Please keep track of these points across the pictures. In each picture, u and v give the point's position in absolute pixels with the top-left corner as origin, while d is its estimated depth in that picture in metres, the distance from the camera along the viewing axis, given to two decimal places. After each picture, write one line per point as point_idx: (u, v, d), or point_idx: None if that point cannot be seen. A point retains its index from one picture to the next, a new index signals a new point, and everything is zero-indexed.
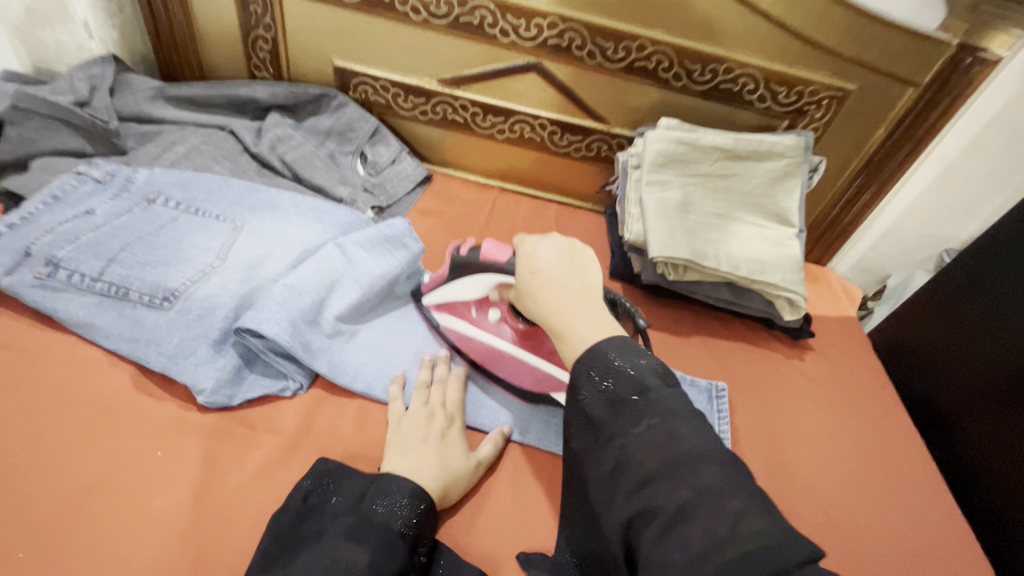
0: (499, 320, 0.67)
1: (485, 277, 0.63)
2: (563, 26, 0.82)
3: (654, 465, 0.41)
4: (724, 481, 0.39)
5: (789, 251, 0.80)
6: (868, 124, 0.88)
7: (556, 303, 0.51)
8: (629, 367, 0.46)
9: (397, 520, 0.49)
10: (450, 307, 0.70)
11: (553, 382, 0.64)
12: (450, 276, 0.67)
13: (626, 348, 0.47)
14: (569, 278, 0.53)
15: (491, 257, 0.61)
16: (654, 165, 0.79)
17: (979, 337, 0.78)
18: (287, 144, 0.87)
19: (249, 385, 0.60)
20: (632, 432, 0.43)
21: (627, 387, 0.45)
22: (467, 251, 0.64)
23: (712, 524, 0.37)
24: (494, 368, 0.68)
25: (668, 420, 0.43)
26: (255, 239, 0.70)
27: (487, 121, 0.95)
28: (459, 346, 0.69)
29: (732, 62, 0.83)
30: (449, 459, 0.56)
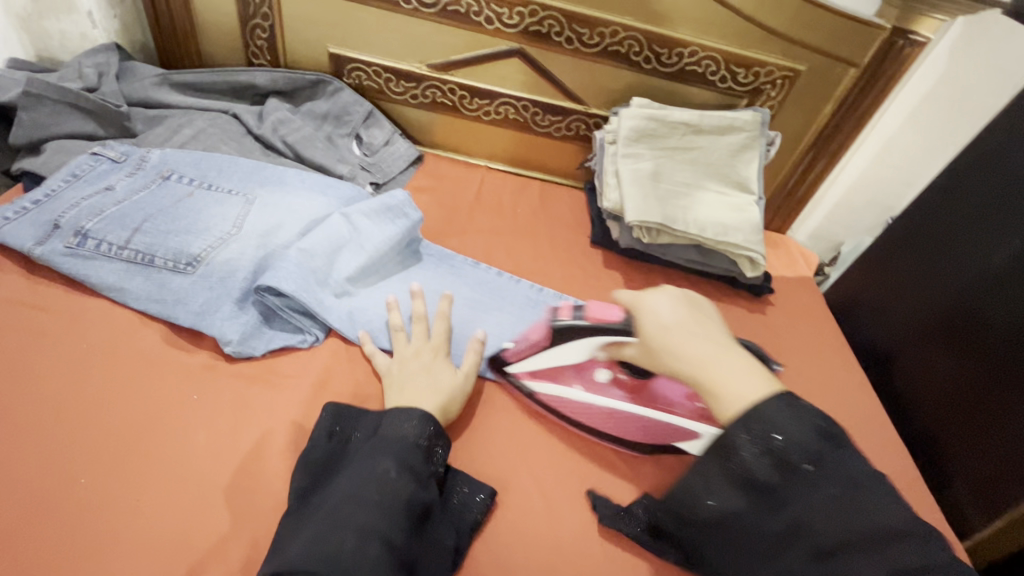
0: (608, 380, 0.70)
1: (591, 338, 0.67)
2: (542, 13, 0.90)
3: (839, 541, 0.40)
4: (930, 558, 0.39)
5: (749, 215, 0.90)
6: (818, 102, 0.97)
7: (699, 357, 0.51)
8: (782, 434, 0.43)
9: (412, 434, 0.56)
10: (549, 375, 0.71)
11: (671, 429, 0.67)
12: (554, 342, 0.71)
13: (791, 410, 0.44)
14: (700, 331, 0.53)
15: (603, 318, 0.68)
16: (627, 139, 0.88)
17: (915, 285, 0.89)
18: (287, 127, 0.93)
19: (271, 336, 0.67)
20: (809, 499, 0.42)
21: (790, 449, 0.43)
22: (572, 315, 0.70)
23: None
24: (615, 430, 0.68)
25: (846, 489, 0.42)
26: (267, 210, 0.76)
27: (473, 104, 1.02)
28: (565, 414, 0.69)
29: (695, 46, 0.91)
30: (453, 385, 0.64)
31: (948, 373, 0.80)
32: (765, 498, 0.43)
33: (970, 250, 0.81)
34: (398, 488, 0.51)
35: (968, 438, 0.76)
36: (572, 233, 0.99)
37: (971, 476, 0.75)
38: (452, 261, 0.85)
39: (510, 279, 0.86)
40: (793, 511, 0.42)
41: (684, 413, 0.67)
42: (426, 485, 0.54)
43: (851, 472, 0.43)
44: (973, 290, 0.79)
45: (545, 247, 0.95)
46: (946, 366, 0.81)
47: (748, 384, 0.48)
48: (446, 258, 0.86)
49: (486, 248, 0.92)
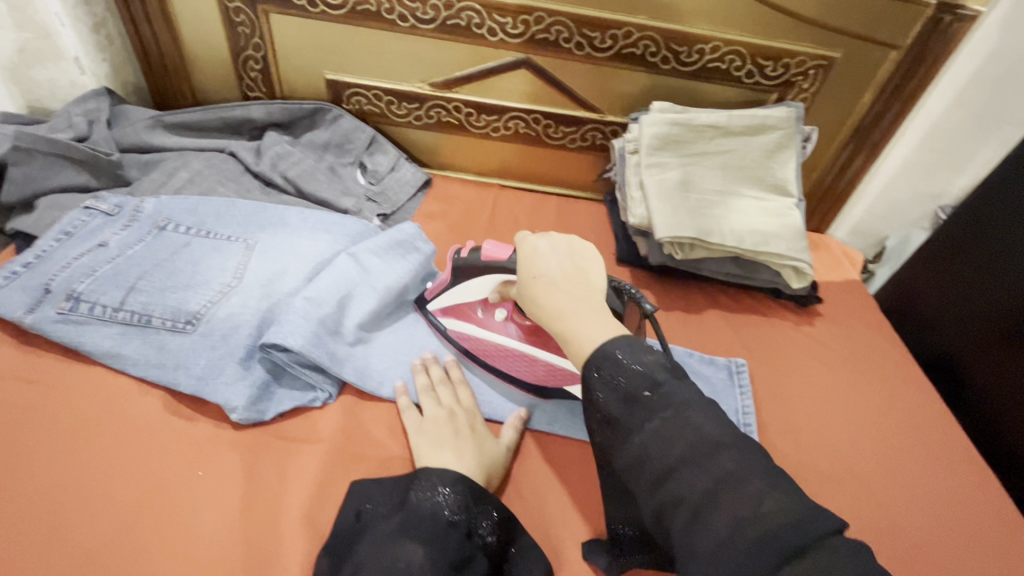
0: (506, 318, 0.68)
1: (490, 277, 0.63)
2: (549, 20, 0.83)
3: (673, 459, 0.40)
4: (742, 466, 0.38)
5: (790, 221, 0.82)
6: (856, 91, 0.89)
7: (558, 306, 0.50)
8: (618, 368, 0.45)
9: (446, 507, 0.51)
10: (456, 311, 0.70)
11: (564, 372, 0.65)
12: (451, 279, 0.68)
13: (636, 349, 0.46)
14: (572, 282, 0.52)
15: (493, 256, 0.62)
16: (650, 148, 0.81)
17: (984, 286, 0.82)
18: (288, 161, 0.88)
19: (280, 395, 0.62)
20: (648, 426, 0.42)
21: (633, 383, 0.44)
22: (467, 254, 0.65)
23: (738, 510, 0.36)
24: (513, 368, 0.68)
25: (679, 414, 0.42)
26: (268, 256, 0.70)
27: (481, 121, 0.96)
28: (462, 346, 0.70)
29: (718, 41, 0.84)
30: (478, 451, 0.58)
31: None
32: (616, 433, 0.45)
33: None
34: None
35: None
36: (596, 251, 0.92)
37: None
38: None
39: None
40: (638, 440, 0.42)
41: None
42: (461, 571, 0.48)
43: (692, 400, 0.43)
44: None
45: None
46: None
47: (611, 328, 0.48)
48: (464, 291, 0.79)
49: None
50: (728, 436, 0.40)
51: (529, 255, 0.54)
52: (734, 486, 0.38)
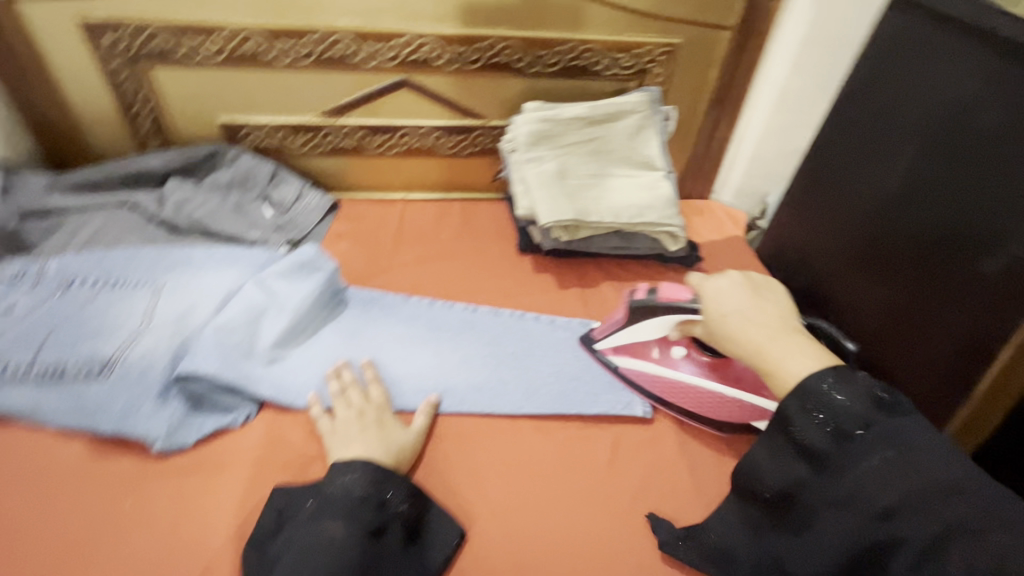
0: (683, 356, 0.75)
1: (667, 317, 0.74)
2: (418, 41, 0.90)
3: (892, 498, 0.46)
4: (970, 511, 0.43)
5: (661, 192, 0.92)
6: (704, 69, 1.00)
7: (757, 341, 0.60)
8: (829, 410, 0.51)
9: (359, 488, 0.57)
10: (631, 351, 0.78)
11: (754, 410, 0.71)
12: (628, 320, 0.78)
13: (840, 373, 0.53)
14: (762, 313, 0.64)
15: (673, 296, 0.75)
16: (526, 144, 0.89)
17: (826, 220, 0.89)
18: (191, 204, 0.92)
19: (202, 421, 0.66)
20: (865, 464, 0.49)
21: (841, 420, 0.51)
22: (645, 295, 0.77)
23: (970, 556, 0.41)
24: (692, 406, 0.73)
25: (895, 458, 0.47)
26: (176, 295, 0.74)
27: (375, 141, 1.02)
28: (653, 384, 0.76)
29: (573, 41, 0.93)
30: (386, 440, 0.64)
31: (872, 301, 0.80)
32: (820, 469, 0.52)
33: (863, 179, 0.81)
34: (347, 551, 0.52)
35: (912, 361, 0.75)
36: (499, 245, 0.99)
37: (920, 393, 0.77)
38: (377, 303, 0.84)
39: (443, 305, 0.86)
40: (849, 477, 0.49)
41: (767, 392, 0.70)
42: (378, 535, 0.55)
43: (907, 432, 0.48)
44: (874, 216, 0.79)
45: (475, 266, 0.95)
46: (869, 294, 0.81)
47: (799, 363, 0.56)
48: (372, 301, 0.85)
49: (416, 279, 0.91)
50: (953, 478, 0.45)
51: (755, 286, 0.69)
52: (965, 532, 0.42)
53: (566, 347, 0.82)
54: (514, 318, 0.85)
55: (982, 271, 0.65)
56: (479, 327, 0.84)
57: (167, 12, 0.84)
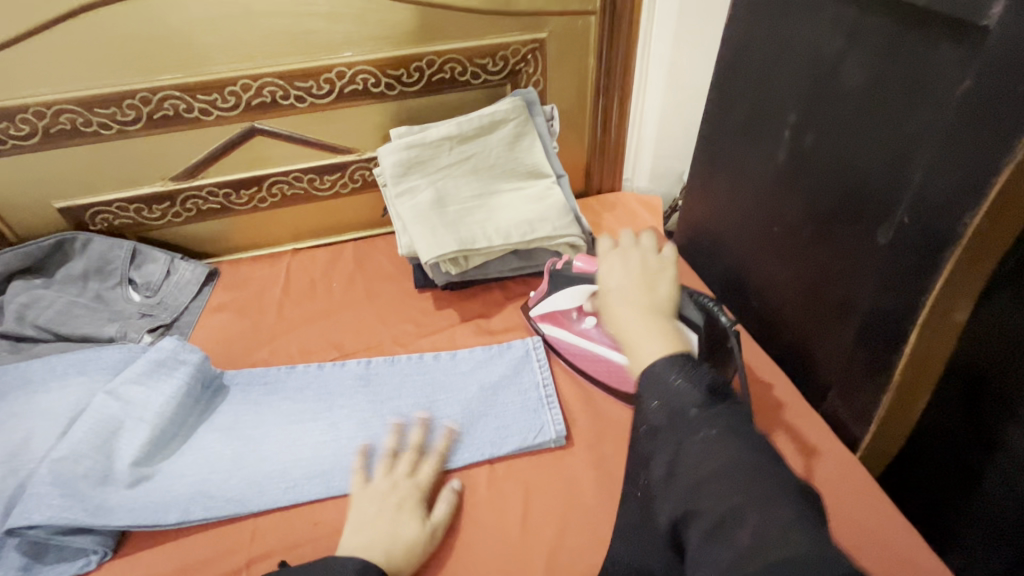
0: (595, 324, 0.72)
1: (582, 287, 0.70)
2: (256, 84, 0.81)
3: (705, 474, 0.39)
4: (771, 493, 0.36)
5: (552, 200, 0.84)
6: (580, 60, 0.93)
7: (624, 317, 0.51)
8: (671, 390, 0.43)
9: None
10: (553, 319, 0.76)
11: None
12: (552, 288, 0.75)
13: (691, 363, 0.44)
14: (644, 290, 0.54)
15: (580, 271, 0.70)
16: (395, 177, 0.81)
17: (731, 198, 0.83)
18: (36, 308, 0.82)
19: (43, 574, 0.57)
20: (693, 442, 0.40)
21: (679, 400, 0.42)
22: (563, 266, 0.72)
23: (762, 529, 0.35)
24: (603, 376, 0.71)
25: (728, 433, 0.40)
26: (6, 428, 0.64)
27: (243, 197, 0.93)
28: (566, 352, 0.74)
29: (429, 55, 0.85)
30: (395, 534, 0.56)
31: (786, 280, 0.75)
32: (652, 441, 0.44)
33: (756, 153, 0.75)
34: None
35: (831, 342, 0.69)
36: (397, 285, 0.91)
37: (840, 385, 0.69)
38: (255, 381, 0.76)
39: (333, 365, 0.78)
40: (681, 455, 0.40)
41: None
42: None
43: (738, 423, 0.41)
44: (774, 190, 0.74)
45: (371, 314, 0.87)
46: (784, 274, 0.75)
47: (656, 342, 0.47)
48: (247, 381, 0.76)
49: (306, 343, 0.83)
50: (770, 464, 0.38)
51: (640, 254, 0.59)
52: (757, 510, 0.36)
53: (472, 381, 0.75)
54: (412, 362, 0.78)
55: (880, 242, 0.59)
56: (374, 384, 0.75)
57: None
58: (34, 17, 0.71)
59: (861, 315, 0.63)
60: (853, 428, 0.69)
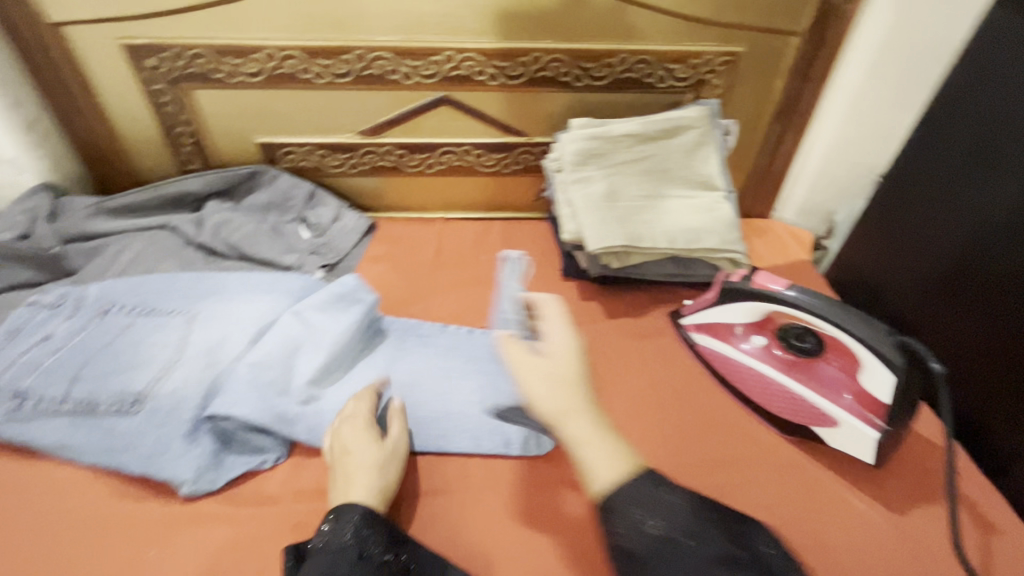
0: (765, 346, 0.71)
1: (760, 305, 0.68)
2: (459, 57, 0.86)
3: None
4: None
5: (721, 214, 0.84)
6: (768, 80, 0.92)
7: (560, 408, 0.54)
8: (636, 511, 0.50)
9: (350, 535, 0.52)
10: (713, 330, 0.75)
11: (815, 414, 0.65)
12: (720, 299, 0.72)
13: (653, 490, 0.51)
14: (547, 379, 0.57)
15: (766, 286, 0.66)
16: (573, 164, 0.83)
17: (915, 242, 0.83)
18: (229, 228, 0.90)
19: (229, 462, 0.63)
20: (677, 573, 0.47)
21: (679, 530, 0.49)
22: (740, 279, 0.70)
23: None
24: (758, 398, 0.69)
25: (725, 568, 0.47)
26: (208, 326, 0.71)
27: (414, 160, 0.99)
28: (716, 365, 0.73)
29: (624, 53, 0.87)
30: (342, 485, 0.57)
31: (974, 328, 0.73)
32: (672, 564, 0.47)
33: (961, 199, 0.75)
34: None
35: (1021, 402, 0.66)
36: (542, 269, 0.94)
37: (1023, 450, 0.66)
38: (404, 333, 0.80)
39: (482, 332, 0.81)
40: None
41: (841, 400, 0.64)
42: None
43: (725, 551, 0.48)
44: (980, 242, 0.73)
45: (516, 292, 0.90)
46: (972, 330, 0.73)
47: (610, 467, 0.52)
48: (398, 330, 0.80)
49: (454, 307, 0.87)
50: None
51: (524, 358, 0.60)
52: None
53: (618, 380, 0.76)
54: None
55: None
56: None
57: (206, 34, 0.83)
58: None
59: None
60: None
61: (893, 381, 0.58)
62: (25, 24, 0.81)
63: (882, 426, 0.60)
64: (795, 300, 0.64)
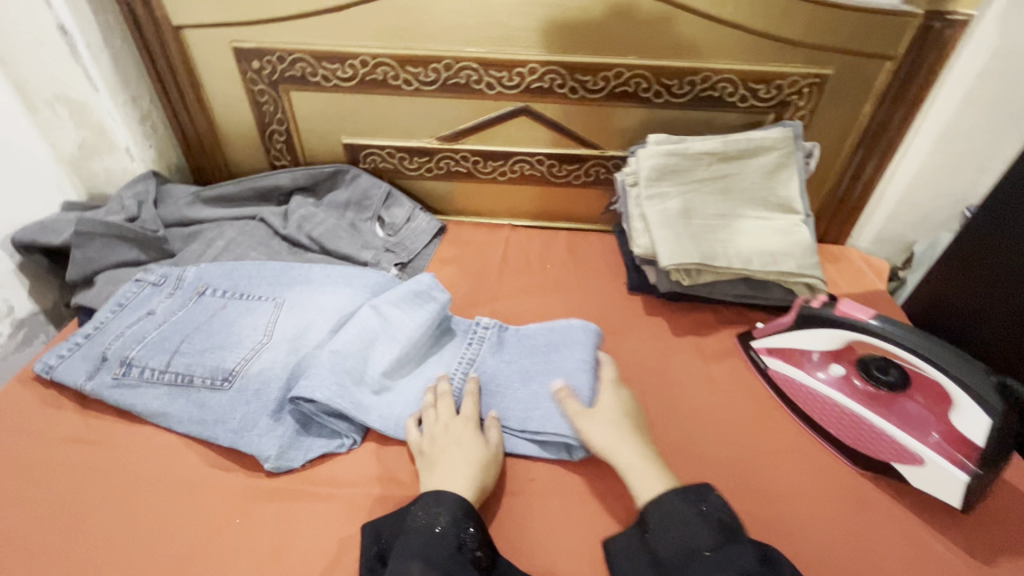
0: (842, 376, 0.69)
1: (839, 333, 0.67)
2: (542, 70, 0.88)
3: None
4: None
5: (799, 237, 0.82)
6: (855, 104, 0.89)
7: (604, 443, 0.62)
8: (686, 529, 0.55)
9: (435, 523, 0.55)
10: (786, 355, 0.73)
11: (896, 451, 0.62)
12: (795, 324, 0.72)
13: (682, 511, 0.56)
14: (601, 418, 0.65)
15: (849, 314, 0.65)
16: (649, 179, 0.83)
17: (1021, 281, 0.78)
18: (312, 222, 0.96)
19: (312, 441, 0.67)
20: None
21: (695, 542, 0.53)
22: (820, 305, 0.69)
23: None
24: (833, 428, 0.67)
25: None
26: (295, 313, 0.76)
27: (487, 167, 1.01)
28: (787, 391, 0.72)
29: (708, 71, 0.87)
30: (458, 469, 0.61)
31: None
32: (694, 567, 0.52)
33: None
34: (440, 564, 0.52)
35: None
36: (607, 281, 0.94)
37: None
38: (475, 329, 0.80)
39: None
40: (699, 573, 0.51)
41: (928, 439, 0.61)
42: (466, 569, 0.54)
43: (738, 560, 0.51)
44: None
45: (581, 301, 0.90)
46: None
47: (646, 484, 0.59)
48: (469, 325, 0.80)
49: (519, 313, 0.88)
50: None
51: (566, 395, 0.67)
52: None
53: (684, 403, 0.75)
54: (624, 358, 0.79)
55: None
56: None
57: (307, 40, 0.88)
58: None
59: None
60: None
61: (989, 422, 0.55)
62: (150, 25, 0.88)
63: (974, 469, 0.57)
64: (880, 331, 0.62)
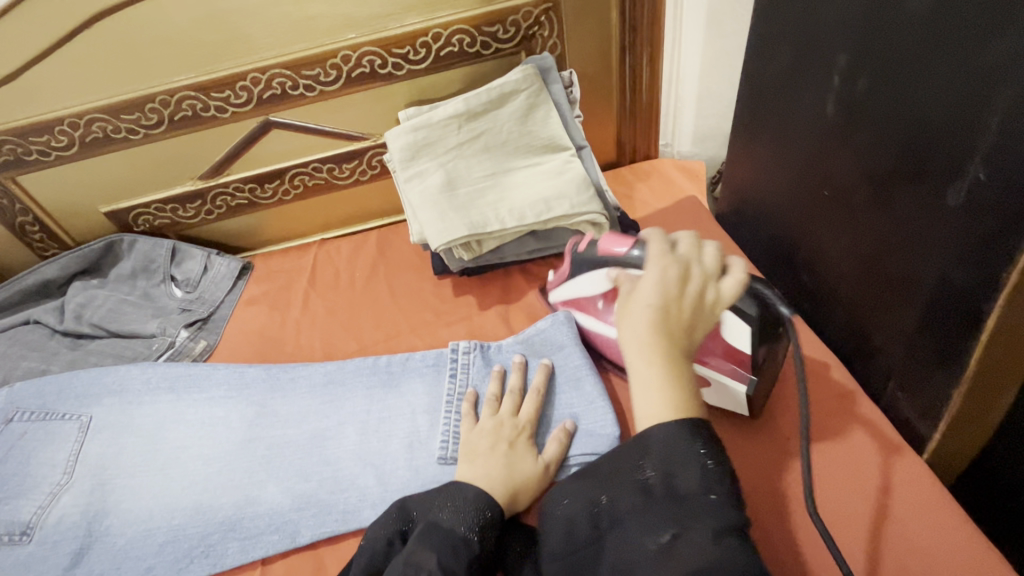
0: None
1: (604, 271, 0.64)
2: (265, 76, 0.81)
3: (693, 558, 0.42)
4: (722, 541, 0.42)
5: (570, 174, 0.78)
6: (598, 16, 0.85)
7: (633, 350, 0.49)
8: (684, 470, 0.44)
9: (460, 523, 0.51)
10: (575, 303, 0.72)
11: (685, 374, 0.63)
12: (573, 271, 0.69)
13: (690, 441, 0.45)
14: (653, 317, 0.49)
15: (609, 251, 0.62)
16: (403, 161, 0.78)
17: (773, 164, 0.72)
18: (90, 307, 0.88)
19: (187, 566, 0.61)
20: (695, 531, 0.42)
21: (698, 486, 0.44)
22: (585, 246, 0.67)
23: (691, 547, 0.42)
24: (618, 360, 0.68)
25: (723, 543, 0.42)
26: (108, 435, 0.69)
27: (267, 191, 0.94)
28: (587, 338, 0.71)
29: (434, 28, 0.81)
30: (511, 467, 0.57)
31: (840, 250, 0.65)
32: (673, 507, 0.44)
33: (798, 108, 0.64)
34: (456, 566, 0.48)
35: (895, 325, 0.59)
36: (416, 273, 0.89)
37: (901, 374, 0.61)
38: (385, 367, 0.72)
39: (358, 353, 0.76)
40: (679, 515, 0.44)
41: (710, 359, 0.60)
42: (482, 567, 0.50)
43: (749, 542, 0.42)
44: (826, 150, 0.62)
45: (390, 305, 0.86)
46: (836, 244, 0.65)
47: (653, 416, 0.47)
48: (379, 362, 0.73)
49: (328, 335, 0.84)
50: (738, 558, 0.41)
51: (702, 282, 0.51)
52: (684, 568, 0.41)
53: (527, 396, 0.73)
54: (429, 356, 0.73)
55: (948, 205, 0.49)
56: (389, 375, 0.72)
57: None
58: (50, 32, 0.73)
59: (940, 304, 0.53)
60: (917, 425, 0.61)
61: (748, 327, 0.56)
62: None
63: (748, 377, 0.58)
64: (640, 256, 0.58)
